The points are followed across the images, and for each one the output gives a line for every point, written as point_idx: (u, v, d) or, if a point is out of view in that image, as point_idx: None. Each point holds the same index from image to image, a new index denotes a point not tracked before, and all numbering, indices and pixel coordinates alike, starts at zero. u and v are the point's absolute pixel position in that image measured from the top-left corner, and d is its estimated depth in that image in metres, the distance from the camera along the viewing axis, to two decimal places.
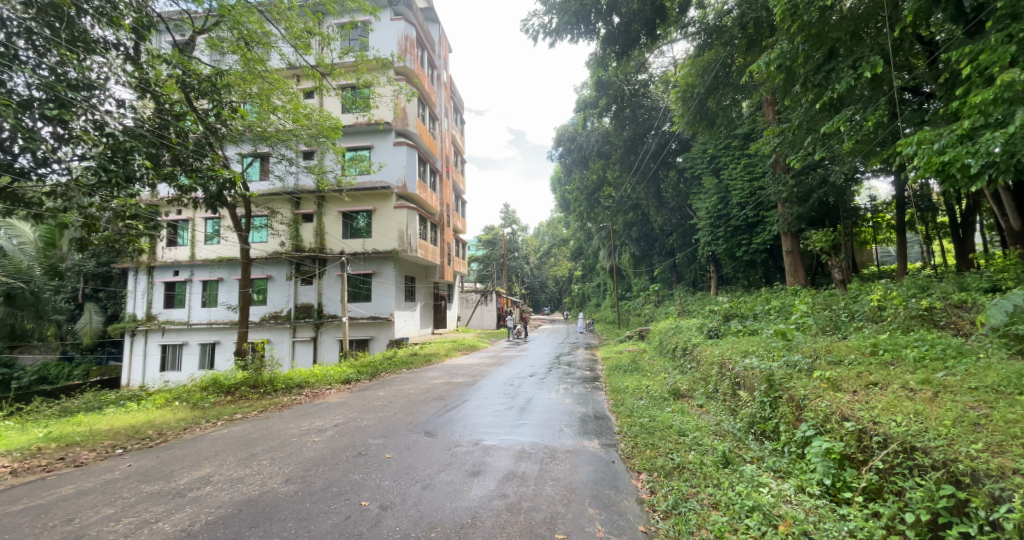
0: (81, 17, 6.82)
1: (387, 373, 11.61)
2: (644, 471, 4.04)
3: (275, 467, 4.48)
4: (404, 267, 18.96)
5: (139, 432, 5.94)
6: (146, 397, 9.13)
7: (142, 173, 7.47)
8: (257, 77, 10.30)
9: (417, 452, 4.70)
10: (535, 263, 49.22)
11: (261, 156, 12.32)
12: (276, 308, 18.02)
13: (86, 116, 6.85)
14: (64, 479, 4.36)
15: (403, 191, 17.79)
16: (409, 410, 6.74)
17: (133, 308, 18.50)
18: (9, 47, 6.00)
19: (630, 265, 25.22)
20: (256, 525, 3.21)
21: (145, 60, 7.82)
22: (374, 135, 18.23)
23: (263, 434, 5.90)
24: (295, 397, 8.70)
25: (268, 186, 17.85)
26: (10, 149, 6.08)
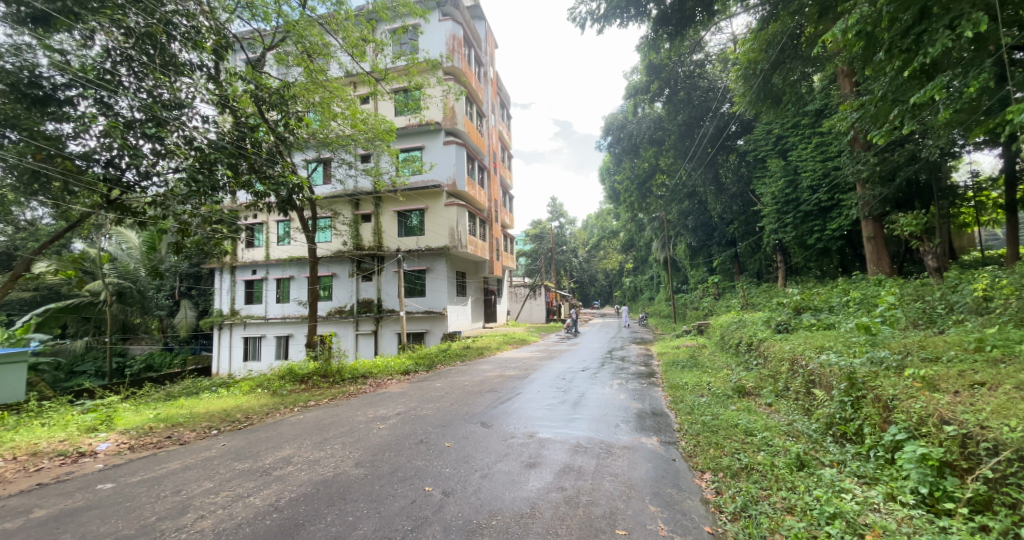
0: (172, 42, 7.61)
1: (443, 364, 12.04)
2: (708, 471, 3.87)
3: (345, 451, 4.79)
4: (456, 263, 19.44)
5: (230, 415, 6.60)
6: (234, 384, 10.12)
7: (225, 182, 8.27)
8: (320, 86, 10.94)
9: (475, 442, 4.82)
10: (582, 257, 48.45)
11: (325, 161, 12.97)
12: (341, 303, 19.13)
13: (178, 132, 7.66)
14: (170, 454, 4.95)
15: (454, 189, 18.21)
16: (466, 401, 6.93)
17: (220, 304, 20.47)
18: (114, 74, 6.84)
19: (687, 255, 24.16)
20: (332, 504, 3.46)
21: (224, 77, 8.63)
22: (425, 135, 18.72)
23: (335, 420, 6.33)
24: (361, 386, 9.27)
25: (330, 189, 18.93)
26: (119, 164, 7.00)
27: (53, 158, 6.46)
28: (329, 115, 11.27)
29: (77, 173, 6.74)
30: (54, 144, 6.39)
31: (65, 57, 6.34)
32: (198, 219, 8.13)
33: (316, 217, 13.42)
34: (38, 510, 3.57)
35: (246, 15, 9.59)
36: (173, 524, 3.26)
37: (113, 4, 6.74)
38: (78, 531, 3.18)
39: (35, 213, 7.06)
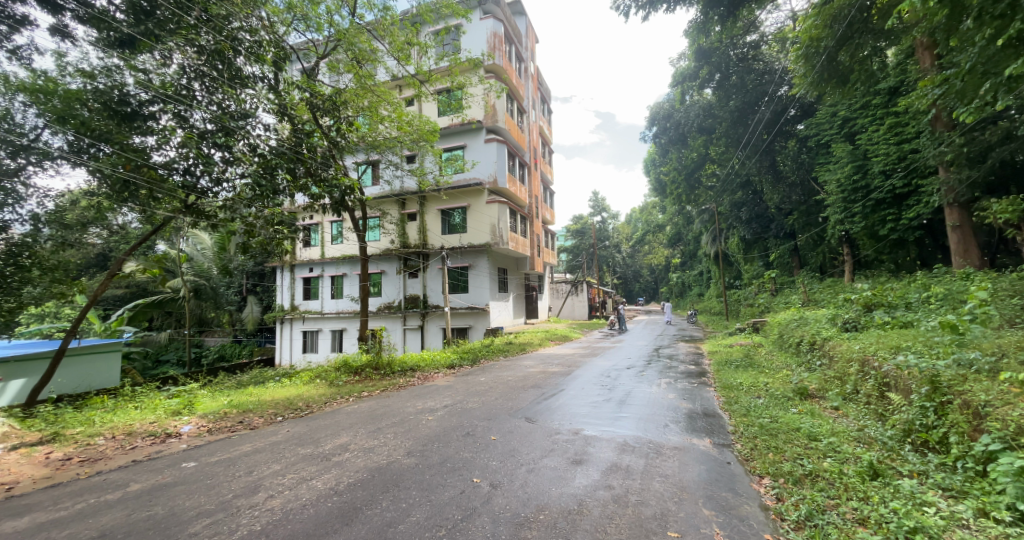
0: (237, 57, 8.25)
1: (486, 359, 12.21)
2: (767, 476, 3.67)
3: (397, 440, 4.98)
4: (497, 260, 19.61)
5: (293, 403, 7.06)
6: (294, 375, 10.81)
7: (285, 186, 8.80)
8: (368, 91, 11.36)
9: (521, 437, 4.86)
10: (626, 252, 47.36)
11: (373, 163, 13.49)
12: (390, 299, 19.86)
13: (244, 141, 8.24)
14: (242, 438, 5.37)
15: (495, 186, 18.35)
16: (510, 396, 7.00)
17: (281, 299, 21.89)
18: (189, 89, 7.53)
19: (741, 249, 22.95)
20: (387, 490, 3.62)
21: (283, 87, 9.20)
22: (467, 133, 18.97)
23: (387, 410, 6.61)
24: (409, 379, 9.60)
25: (378, 190, 19.67)
26: (194, 172, 7.66)
27: (140, 168, 7.21)
28: (377, 119, 11.67)
29: (160, 182, 7.49)
30: (141, 155, 7.17)
31: (147, 76, 7.04)
32: (261, 220, 8.67)
33: (366, 216, 14.00)
34: (134, 483, 4.00)
35: (300, 26, 10.12)
36: (247, 501, 3.54)
37: (188, 23, 7.41)
38: (167, 504, 3.53)
39: (125, 218, 7.66)
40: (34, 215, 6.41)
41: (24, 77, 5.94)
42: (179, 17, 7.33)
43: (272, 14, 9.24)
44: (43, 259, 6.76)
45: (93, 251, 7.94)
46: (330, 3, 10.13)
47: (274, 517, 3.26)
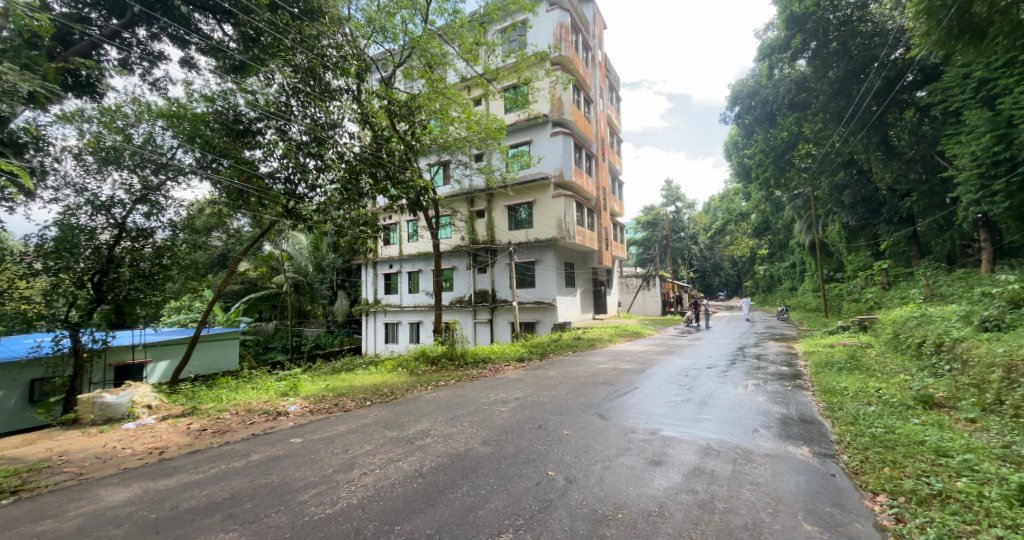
0: (326, 73, 9.08)
1: (555, 353, 12.20)
2: (882, 493, 3.26)
3: (473, 429, 5.18)
4: (564, 254, 19.43)
5: (380, 389, 7.63)
6: (377, 364, 11.64)
7: (367, 189, 9.38)
8: (439, 95, 11.66)
9: (594, 433, 4.79)
10: (704, 244, 44.51)
11: (444, 163, 13.98)
12: (461, 293, 20.57)
13: (333, 149, 9.01)
14: (338, 419, 5.91)
15: (561, 179, 18.17)
16: (581, 391, 6.93)
17: (366, 294, 23.66)
18: (287, 105, 8.44)
19: (843, 237, 20.48)
20: (467, 476, 3.77)
21: (364, 97, 9.95)
22: (533, 128, 18.92)
23: (462, 400, 6.89)
24: (481, 370, 9.90)
25: (449, 189, 20.45)
26: (292, 180, 8.58)
27: (250, 179, 8.40)
28: (448, 120, 12.05)
29: (266, 190, 8.59)
30: (250, 167, 8.29)
31: (255, 96, 8.06)
32: (347, 220, 9.46)
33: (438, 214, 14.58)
34: (253, 454, 4.57)
35: (379, 38, 10.77)
36: (345, 476, 3.89)
37: (286, 46, 8.29)
38: (280, 474, 4.00)
39: (240, 223, 8.96)
40: (173, 222, 7.83)
41: (163, 106, 7.23)
42: (279, 41, 8.20)
43: (354, 29, 9.95)
44: (180, 258, 8.13)
45: (215, 252, 9.21)
46: (404, 13, 10.65)
47: (369, 492, 3.55)
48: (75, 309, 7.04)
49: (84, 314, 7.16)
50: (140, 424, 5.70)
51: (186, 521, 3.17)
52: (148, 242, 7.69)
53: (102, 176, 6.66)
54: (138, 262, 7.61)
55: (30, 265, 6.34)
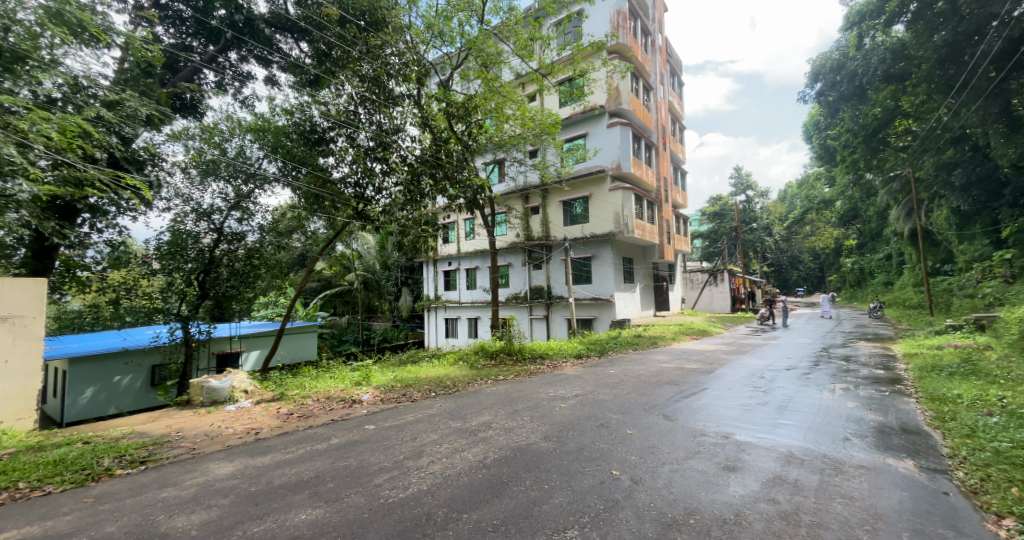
0: (390, 80, 9.56)
1: (614, 350, 11.92)
2: (1010, 518, 2.84)
3: (534, 423, 5.21)
4: (623, 249, 18.88)
5: (443, 381, 7.91)
6: (439, 357, 12.07)
7: (429, 190, 9.76)
8: (495, 93, 11.53)
9: (661, 434, 4.62)
10: (780, 236, 41.09)
11: (499, 161, 14.06)
12: (517, 289, 20.73)
13: (397, 153, 9.45)
14: (405, 408, 6.22)
15: (619, 171, 17.63)
16: (644, 391, 6.72)
17: (428, 290, 24.71)
18: (356, 113, 9.02)
19: (951, 224, 17.98)
20: (529, 470, 3.81)
21: (424, 100, 10.46)
22: (590, 121, 18.53)
23: (521, 394, 6.96)
24: (539, 366, 9.92)
25: (504, 186, 20.63)
26: (361, 184, 9.17)
27: (325, 185, 9.03)
28: (503, 119, 11.92)
29: (338, 194, 9.16)
30: (324, 174, 8.94)
31: (327, 106, 8.69)
32: (410, 220, 9.73)
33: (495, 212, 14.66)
34: (333, 438, 4.94)
35: (437, 43, 10.97)
36: (415, 463, 4.09)
37: (354, 58, 8.94)
38: (358, 458, 4.29)
39: (315, 225, 9.50)
40: (261, 226, 8.60)
41: (252, 121, 8.14)
42: (348, 54, 8.92)
43: (414, 36, 10.31)
44: (266, 259, 8.93)
45: (295, 252, 9.98)
46: (461, 16, 10.77)
47: (437, 480, 3.69)
48: (185, 303, 8.07)
49: (192, 307, 8.19)
50: (239, 407, 6.37)
51: (280, 495, 3.50)
52: (239, 244, 8.46)
53: (204, 186, 7.61)
54: (233, 262, 8.47)
55: (148, 266, 7.55)
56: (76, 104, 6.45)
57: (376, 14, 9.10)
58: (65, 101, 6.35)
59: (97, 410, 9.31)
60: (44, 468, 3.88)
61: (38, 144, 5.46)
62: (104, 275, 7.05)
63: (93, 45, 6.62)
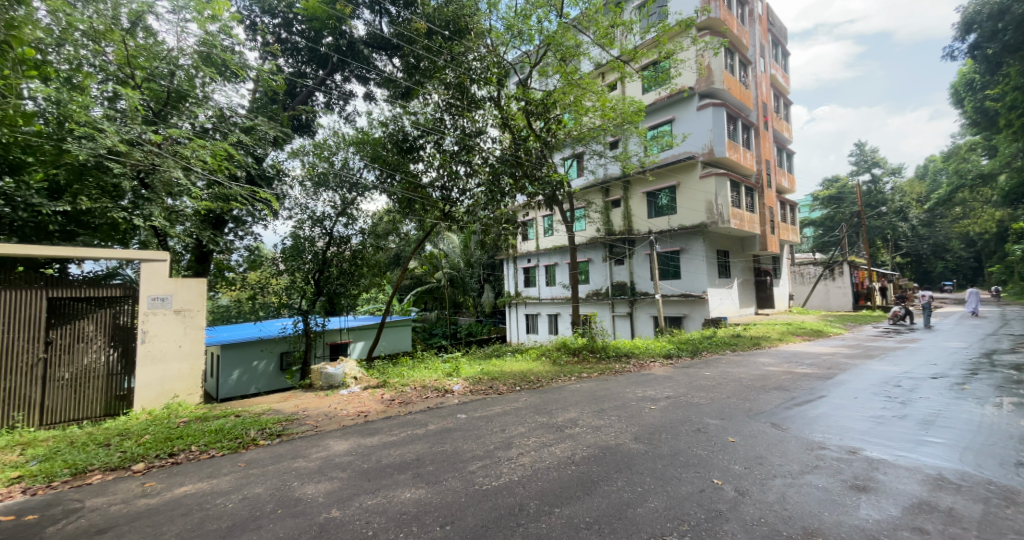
0: (472, 84, 9.95)
1: (708, 351, 11.12)
2: None
3: (623, 424, 5.06)
4: (717, 241, 17.50)
5: (527, 376, 8.02)
6: (523, 352, 12.22)
7: (508, 189, 10.09)
8: (574, 86, 11.10)
9: (768, 443, 4.22)
10: (917, 221, 34.87)
11: (579, 155, 13.82)
12: (598, 286, 20.29)
13: (479, 156, 9.94)
14: (493, 400, 6.42)
15: (711, 157, 16.36)
16: (746, 395, 6.18)
17: (509, 287, 25.36)
18: (443, 121, 9.64)
19: None
20: (620, 471, 3.72)
21: (503, 101, 10.78)
22: (676, 104, 17.45)
23: (608, 393, 6.80)
24: (625, 365, 9.59)
25: (583, 180, 20.30)
26: (450, 188, 9.87)
27: (416, 190, 9.76)
28: (583, 111, 11.60)
29: (428, 198, 9.90)
30: (415, 179, 9.67)
31: (417, 116, 9.37)
32: (491, 220, 10.09)
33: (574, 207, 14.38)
34: (430, 425, 5.26)
35: (517, 43, 10.95)
36: (506, 454, 4.21)
37: (439, 66, 9.46)
38: (453, 444, 4.53)
39: (408, 228, 10.38)
40: (362, 229, 9.34)
41: (354, 135, 9.08)
42: (434, 64, 9.47)
43: (494, 39, 10.54)
44: (368, 259, 9.69)
45: (391, 253, 10.73)
46: (540, 13, 10.73)
47: (527, 472, 3.76)
48: (304, 300, 9.07)
49: (310, 303, 9.18)
50: (350, 391, 7.08)
51: (389, 474, 3.83)
52: (345, 246, 9.30)
53: (317, 196, 8.61)
54: (342, 262, 9.33)
55: (277, 267, 8.79)
56: (222, 132, 7.64)
57: (460, 21, 9.49)
58: (215, 130, 7.59)
59: (242, 389, 10.89)
60: (207, 435, 4.67)
61: (198, 167, 6.71)
62: (244, 275, 8.53)
63: (233, 80, 7.84)
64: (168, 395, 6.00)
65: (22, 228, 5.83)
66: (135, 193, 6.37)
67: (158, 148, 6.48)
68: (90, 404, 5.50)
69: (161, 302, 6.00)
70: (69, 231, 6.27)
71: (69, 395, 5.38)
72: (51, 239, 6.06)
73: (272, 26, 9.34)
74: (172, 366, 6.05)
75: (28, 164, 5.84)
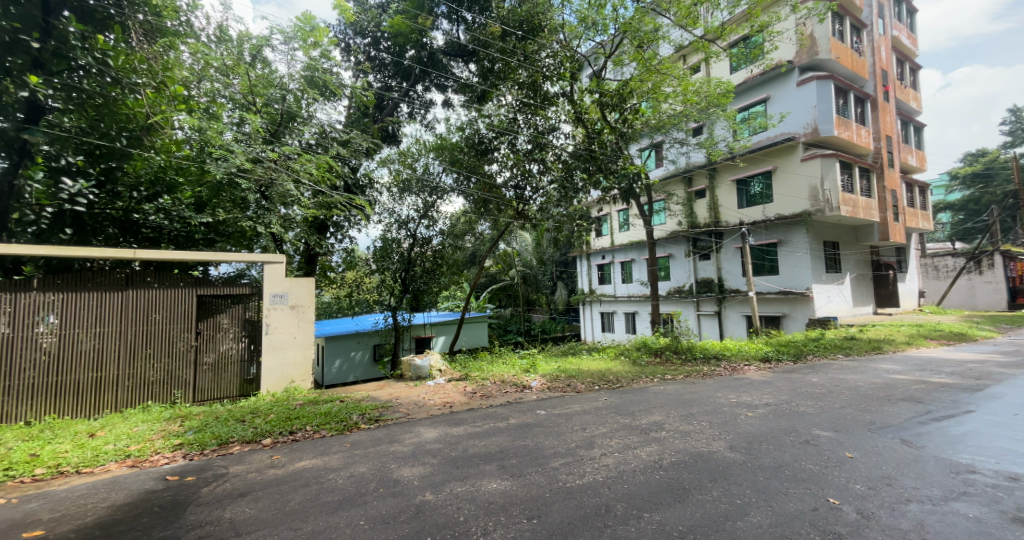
0: (546, 81, 9.97)
1: (814, 355, 9.97)
2: None
3: (715, 430, 4.73)
4: (823, 231, 15.62)
5: (607, 375, 7.83)
6: (601, 351, 11.95)
7: (583, 184, 9.90)
8: (653, 72, 10.68)
9: (897, 462, 3.68)
10: None
11: (657, 145, 13.17)
12: (680, 283, 19.18)
13: (552, 153, 9.95)
14: (573, 398, 6.36)
15: (815, 137, 14.66)
16: (865, 406, 5.45)
17: (583, 284, 24.95)
18: (517, 122, 9.81)
19: None
20: (715, 480, 3.48)
21: (576, 96, 10.62)
22: (772, 81, 15.86)
23: (696, 397, 6.40)
24: (715, 368, 8.96)
25: (663, 171, 19.31)
26: (524, 186, 9.98)
27: (492, 190, 10.10)
28: (662, 98, 11.06)
29: (501, 197, 10.16)
30: (491, 180, 10.04)
31: (491, 118, 9.67)
32: (564, 216, 10.10)
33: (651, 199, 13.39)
34: (511, 419, 5.36)
35: (591, 34, 10.69)
36: (589, 453, 4.15)
37: (513, 67, 9.66)
38: (535, 439, 4.58)
39: (484, 228, 10.61)
40: (443, 230, 9.73)
41: (434, 141, 9.55)
42: (508, 65, 9.66)
43: (568, 33, 10.39)
44: (447, 258, 10.12)
45: (468, 252, 11.10)
46: (615, 0, 10.36)
47: (612, 473, 3.68)
48: (392, 297, 9.72)
49: (398, 300, 9.78)
50: (436, 383, 7.46)
51: (476, 464, 3.98)
52: (427, 246, 9.77)
53: (402, 200, 9.19)
54: (424, 262, 9.83)
55: (369, 267, 9.53)
56: (324, 146, 8.51)
57: (534, 20, 9.42)
58: (318, 145, 8.48)
59: (342, 377, 11.98)
60: (319, 416, 5.22)
61: (305, 179, 7.61)
62: (343, 274, 9.65)
63: (332, 99, 8.71)
64: (286, 381, 6.79)
65: (176, 237, 7.00)
66: (257, 204, 7.29)
67: (275, 164, 7.45)
68: (228, 385, 6.44)
69: (280, 298, 6.81)
70: (210, 238, 7.30)
71: (213, 378, 6.33)
72: (196, 245, 7.16)
73: (364, 46, 10.20)
74: (289, 355, 6.85)
75: (179, 185, 6.87)
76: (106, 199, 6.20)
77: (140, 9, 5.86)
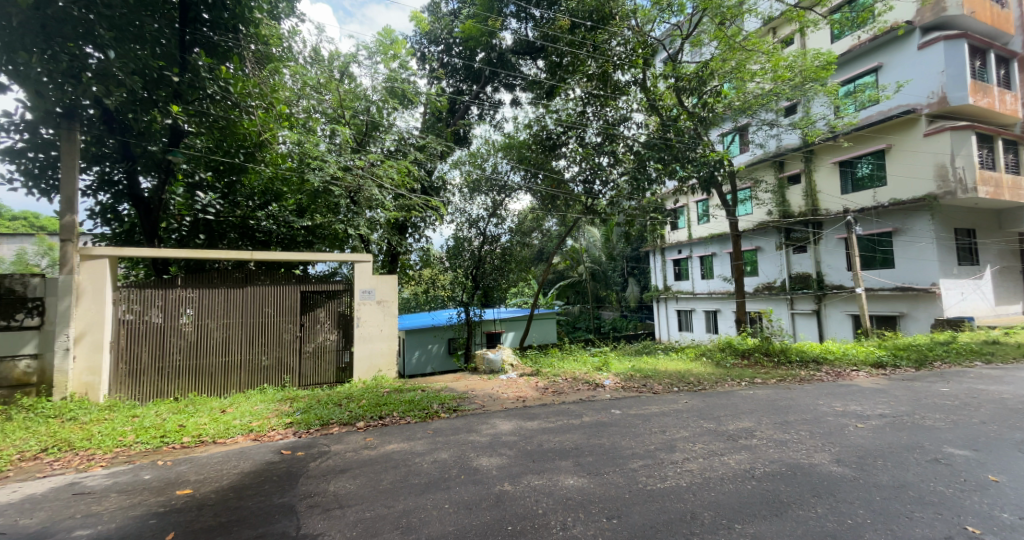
0: (617, 70, 9.66)
1: (941, 361, 8.60)
2: None
3: (816, 441, 4.28)
4: (952, 217, 13.40)
5: (686, 377, 7.43)
6: (680, 351, 11.35)
7: (657, 175, 9.36)
8: (737, 50, 9.92)
9: None
10: None
11: (742, 129, 12.17)
12: (770, 278, 17.62)
13: (624, 144, 9.67)
14: (650, 399, 6.12)
15: (942, 106, 12.58)
16: (1012, 423, 4.59)
17: (656, 280, 23.88)
18: (585, 115, 9.67)
19: None
20: (819, 495, 3.16)
21: (648, 83, 10.20)
22: (884, 47, 13.89)
23: (792, 404, 5.83)
24: (815, 372, 8.09)
25: (748, 156, 17.84)
26: (592, 181, 9.93)
27: (559, 185, 10.21)
28: (747, 77, 10.19)
29: (567, 192, 10.18)
30: (558, 176, 10.11)
31: (559, 113, 9.67)
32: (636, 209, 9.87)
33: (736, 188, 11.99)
34: (585, 416, 5.30)
35: (665, 16, 10.10)
36: (670, 457, 3.98)
37: (582, 59, 9.53)
38: (611, 439, 4.48)
39: (551, 224, 10.62)
40: (511, 228, 9.87)
41: (502, 141, 9.75)
42: (577, 58, 9.52)
43: (641, 17, 9.95)
44: (516, 255, 10.25)
45: (537, 249, 11.12)
46: None
47: (697, 479, 3.50)
48: (465, 293, 9.99)
49: (470, 296, 10.02)
50: (509, 377, 7.60)
51: (553, 459, 3.99)
52: (496, 244, 10.02)
53: (473, 198, 9.44)
54: (494, 259, 10.03)
55: (443, 264, 9.95)
56: (401, 151, 9.06)
57: (604, 9, 9.10)
58: (396, 151, 9.02)
59: (420, 368, 12.71)
60: (404, 404, 5.58)
61: (386, 185, 8.05)
62: (419, 272, 10.03)
63: (410, 106, 9.24)
64: (374, 370, 7.33)
65: (283, 240, 7.79)
66: (347, 208, 7.82)
67: (362, 171, 7.95)
68: (326, 372, 7.11)
69: (368, 294, 7.35)
70: (309, 241, 7.97)
71: (313, 365, 7.02)
72: (298, 247, 7.81)
73: (437, 54, 10.68)
74: (376, 346, 7.38)
75: (284, 194, 7.75)
76: (228, 209, 7.44)
77: (252, 40, 6.73)
